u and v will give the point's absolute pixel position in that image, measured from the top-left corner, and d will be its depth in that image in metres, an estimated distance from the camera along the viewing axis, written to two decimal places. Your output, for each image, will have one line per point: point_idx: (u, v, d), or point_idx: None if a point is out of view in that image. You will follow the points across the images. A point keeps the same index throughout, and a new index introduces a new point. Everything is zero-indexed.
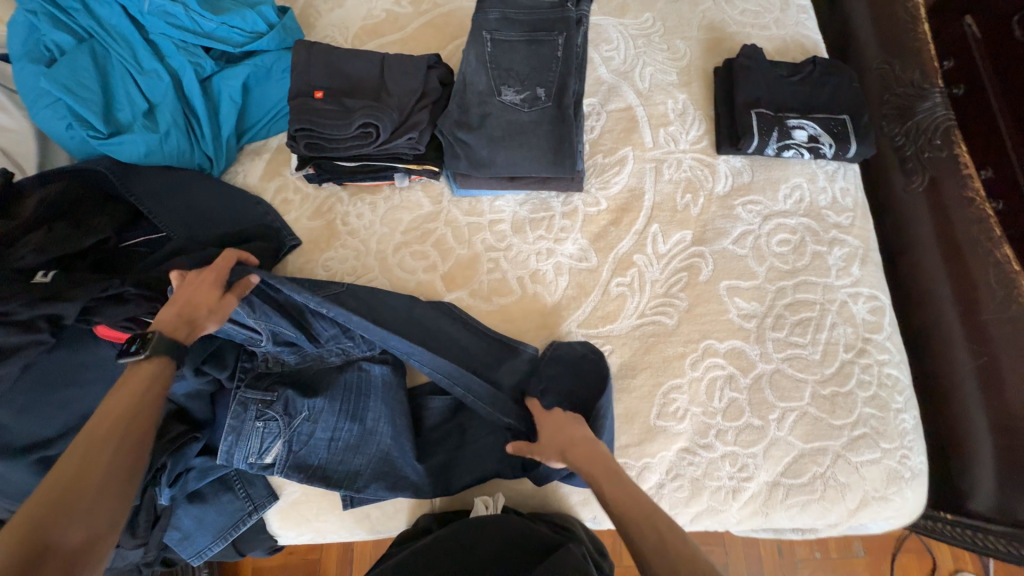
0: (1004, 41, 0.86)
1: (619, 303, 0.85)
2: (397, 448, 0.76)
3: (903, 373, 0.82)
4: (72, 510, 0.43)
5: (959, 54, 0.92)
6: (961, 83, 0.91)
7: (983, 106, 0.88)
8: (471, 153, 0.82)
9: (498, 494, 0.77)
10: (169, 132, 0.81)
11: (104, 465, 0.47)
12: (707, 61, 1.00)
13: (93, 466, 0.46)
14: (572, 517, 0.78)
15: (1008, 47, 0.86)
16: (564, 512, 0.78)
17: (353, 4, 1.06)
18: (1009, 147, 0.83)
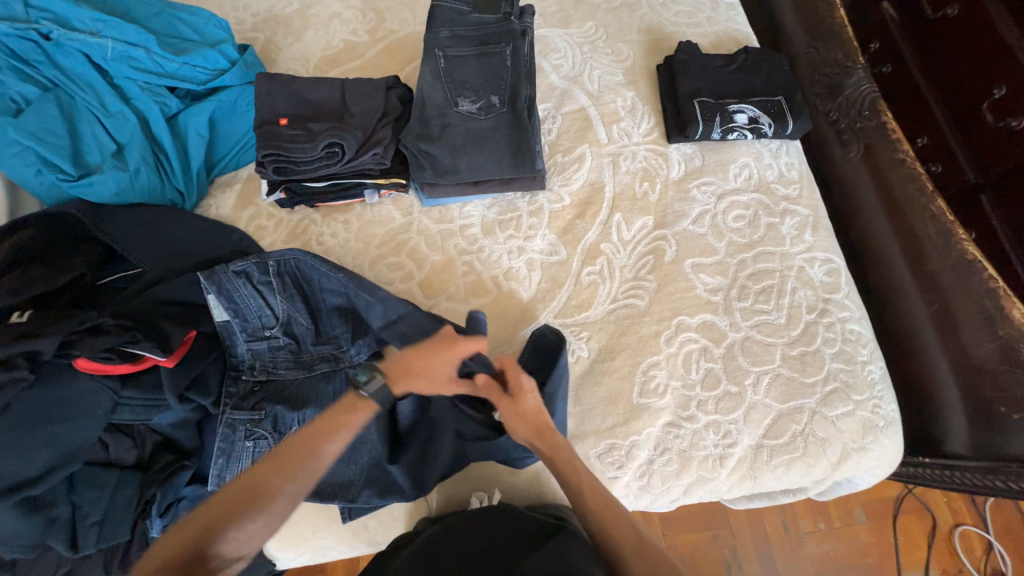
0: (918, 20, 0.95)
1: (591, 291, 0.89)
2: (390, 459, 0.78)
3: (864, 328, 0.87)
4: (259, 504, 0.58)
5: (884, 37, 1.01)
6: (887, 62, 1.01)
7: (909, 82, 0.96)
8: (435, 162, 0.86)
9: (493, 490, 0.80)
10: (138, 170, 0.83)
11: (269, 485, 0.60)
12: (650, 60, 1.07)
13: (271, 480, 0.60)
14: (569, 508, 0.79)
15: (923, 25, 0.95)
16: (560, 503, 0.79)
17: (311, 38, 1.12)
18: (937, 118, 0.91)
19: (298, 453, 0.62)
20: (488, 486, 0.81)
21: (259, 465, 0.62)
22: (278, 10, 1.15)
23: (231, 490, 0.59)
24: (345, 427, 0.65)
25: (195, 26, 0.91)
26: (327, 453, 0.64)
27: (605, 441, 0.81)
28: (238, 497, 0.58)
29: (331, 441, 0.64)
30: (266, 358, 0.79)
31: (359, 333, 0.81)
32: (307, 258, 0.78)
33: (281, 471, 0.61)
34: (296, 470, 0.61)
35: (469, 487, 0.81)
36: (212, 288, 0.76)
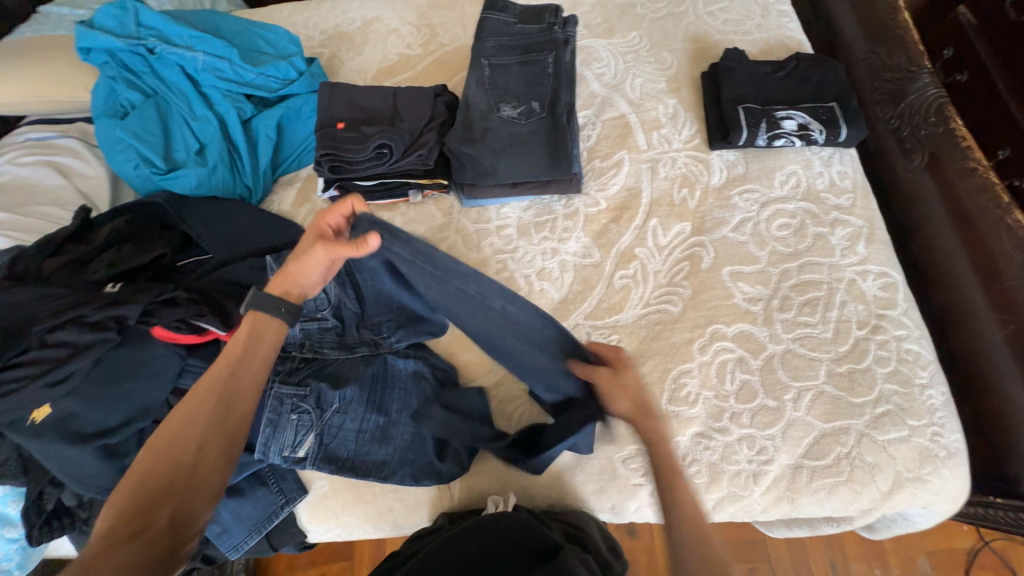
0: (995, 25, 0.86)
1: (623, 294, 0.89)
2: (427, 449, 0.81)
3: (924, 348, 0.80)
4: (191, 440, 0.59)
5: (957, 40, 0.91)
6: (962, 69, 0.90)
7: (988, 91, 0.86)
8: (475, 164, 0.90)
9: (510, 494, 0.79)
10: (215, 167, 0.94)
11: (194, 421, 0.60)
12: (694, 68, 1.06)
13: (195, 416, 0.60)
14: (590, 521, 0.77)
15: (1002, 30, 0.84)
16: (581, 515, 0.77)
17: (371, 52, 1.21)
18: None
19: (210, 385, 0.62)
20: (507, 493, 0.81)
21: (170, 420, 0.60)
22: (343, 28, 1.27)
23: (149, 450, 0.58)
24: (255, 346, 0.66)
25: (271, 42, 1.03)
26: (241, 375, 0.64)
27: (632, 445, 0.79)
28: (163, 451, 0.58)
29: (239, 367, 0.65)
30: (315, 337, 0.89)
31: (405, 326, 0.87)
32: None
33: (200, 407, 0.61)
34: (212, 401, 0.61)
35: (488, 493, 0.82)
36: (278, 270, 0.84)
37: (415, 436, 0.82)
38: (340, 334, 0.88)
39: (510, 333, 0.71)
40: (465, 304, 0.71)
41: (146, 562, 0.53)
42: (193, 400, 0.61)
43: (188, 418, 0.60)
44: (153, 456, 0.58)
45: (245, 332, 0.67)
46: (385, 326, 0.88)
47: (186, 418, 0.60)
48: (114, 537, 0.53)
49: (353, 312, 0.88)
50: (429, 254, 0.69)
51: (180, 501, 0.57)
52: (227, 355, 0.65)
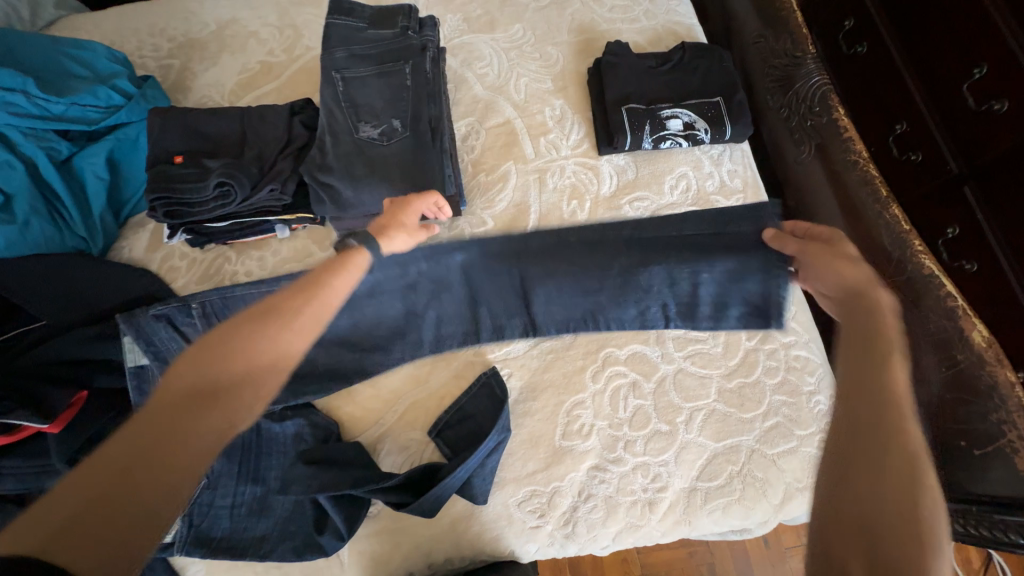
0: None
1: (514, 323, 0.83)
2: (316, 518, 0.74)
3: (813, 353, 0.79)
4: (262, 335, 0.51)
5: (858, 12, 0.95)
6: (864, 41, 0.95)
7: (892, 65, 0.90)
8: (335, 195, 0.79)
9: None
10: (29, 221, 0.80)
11: (275, 320, 0.52)
12: (581, 63, 0.98)
13: (285, 314, 0.53)
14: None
15: None
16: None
17: (228, 61, 1.06)
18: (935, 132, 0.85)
19: (307, 288, 0.55)
20: (404, 564, 0.75)
21: (263, 308, 0.53)
22: (194, 34, 1.10)
23: (190, 363, 0.49)
24: (329, 278, 0.57)
25: (86, 62, 0.87)
26: (313, 305, 0.54)
27: (528, 487, 0.75)
28: (204, 367, 0.49)
29: (328, 281, 0.57)
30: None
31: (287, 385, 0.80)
32: (229, 294, 0.77)
33: (290, 306, 0.53)
34: (299, 305, 0.53)
35: (385, 569, 0.75)
36: (130, 331, 0.74)
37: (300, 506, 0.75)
38: None
39: (610, 247, 0.78)
40: (576, 250, 0.79)
41: (197, 440, 0.46)
42: (286, 294, 0.54)
43: (274, 309, 0.53)
44: (234, 335, 0.51)
45: (347, 254, 0.61)
46: None
47: (274, 309, 0.53)
48: (171, 400, 0.46)
49: None
50: (521, 242, 0.80)
51: (210, 427, 0.47)
52: (329, 265, 0.58)
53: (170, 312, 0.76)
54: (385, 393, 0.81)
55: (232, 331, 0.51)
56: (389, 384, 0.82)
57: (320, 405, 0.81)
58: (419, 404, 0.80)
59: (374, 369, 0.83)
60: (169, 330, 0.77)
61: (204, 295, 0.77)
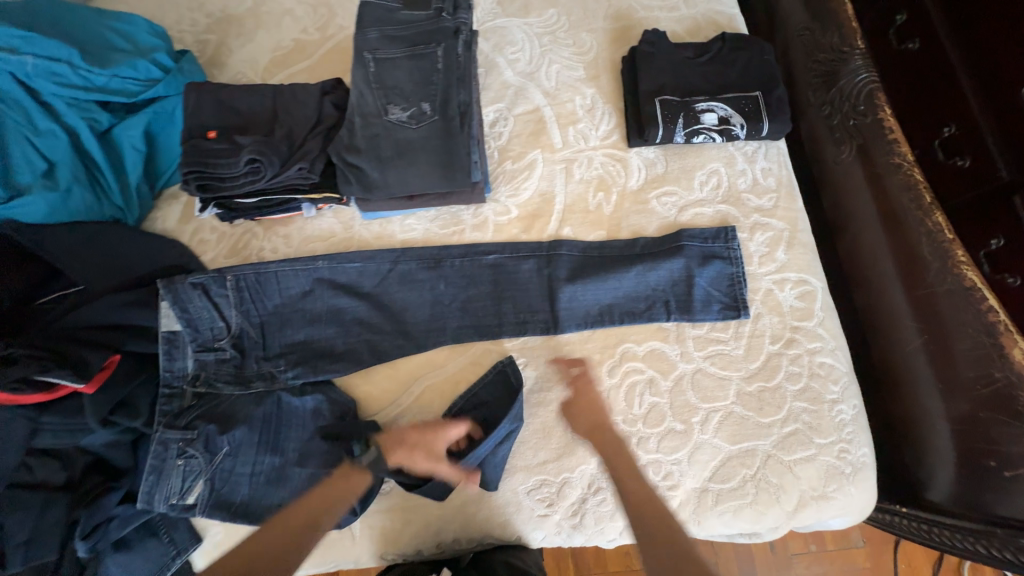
0: None
1: (533, 313, 0.83)
2: None
3: (839, 361, 0.77)
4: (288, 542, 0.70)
5: (913, 5, 0.80)
6: (917, 36, 0.79)
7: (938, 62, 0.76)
8: (363, 176, 0.80)
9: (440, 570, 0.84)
10: (71, 190, 0.82)
11: (293, 545, 0.70)
12: (615, 51, 0.96)
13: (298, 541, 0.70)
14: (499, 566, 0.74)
15: None
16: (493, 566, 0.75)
17: (262, 38, 1.07)
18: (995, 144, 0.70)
19: (310, 520, 0.71)
20: (412, 541, 0.77)
21: (279, 527, 0.71)
22: (231, 9, 1.11)
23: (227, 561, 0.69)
24: (332, 485, 0.74)
25: (126, 34, 0.88)
26: (316, 525, 0.71)
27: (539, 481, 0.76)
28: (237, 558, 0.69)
29: (326, 509, 0.72)
30: (211, 370, 0.82)
31: (308, 361, 0.83)
32: (264, 270, 0.86)
33: (298, 533, 0.71)
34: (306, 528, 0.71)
35: (392, 544, 0.77)
36: (168, 297, 0.80)
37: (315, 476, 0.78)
38: (239, 368, 0.83)
39: (645, 243, 0.83)
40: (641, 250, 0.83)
41: None
42: (297, 515, 0.72)
43: (292, 532, 0.71)
44: (254, 556, 0.69)
45: (344, 479, 0.73)
46: (292, 352, 0.84)
47: (291, 533, 0.71)
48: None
49: (252, 341, 0.85)
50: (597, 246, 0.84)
51: None
52: (328, 487, 0.73)
53: (205, 281, 0.83)
54: (401, 374, 0.82)
55: (266, 551, 0.69)
56: (406, 365, 0.82)
57: (338, 382, 0.83)
58: (435, 387, 0.81)
59: (392, 351, 0.83)
60: (204, 297, 0.82)
61: (238, 269, 0.84)
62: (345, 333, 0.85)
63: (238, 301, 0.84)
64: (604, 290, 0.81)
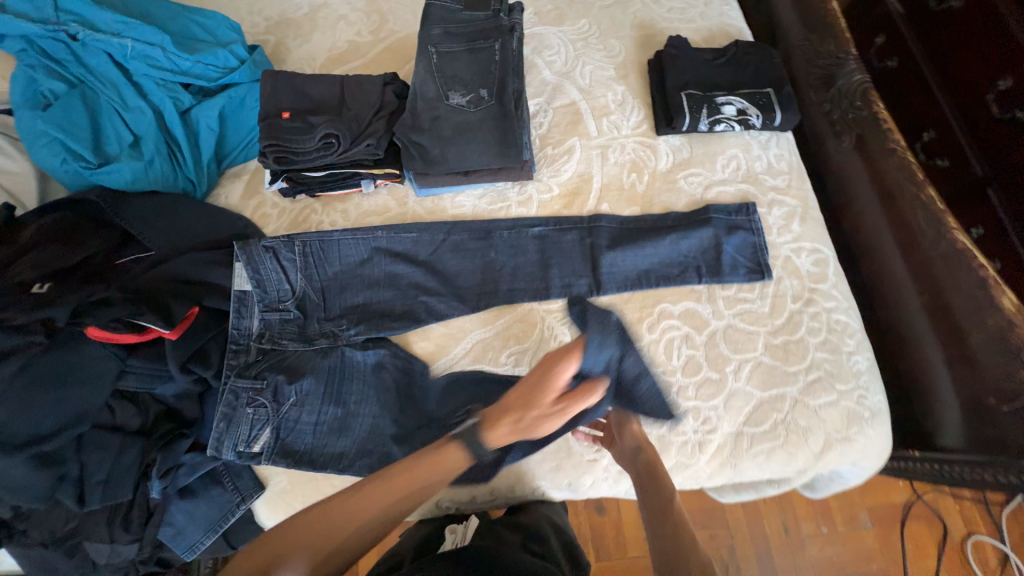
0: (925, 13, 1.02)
1: (576, 278, 0.91)
2: (393, 439, 0.82)
3: (852, 318, 0.86)
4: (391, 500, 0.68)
5: (889, 32, 1.09)
6: (895, 55, 1.08)
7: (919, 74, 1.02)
8: (425, 152, 0.90)
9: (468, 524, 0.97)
10: (153, 159, 0.90)
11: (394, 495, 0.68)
12: (641, 54, 1.09)
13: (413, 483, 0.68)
14: (543, 520, 0.93)
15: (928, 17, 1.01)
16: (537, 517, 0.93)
17: (318, 39, 1.18)
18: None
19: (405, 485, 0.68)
20: (468, 489, 0.84)
21: (376, 482, 0.68)
22: (289, 14, 1.22)
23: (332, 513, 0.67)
24: (450, 455, 0.69)
25: (208, 29, 0.98)
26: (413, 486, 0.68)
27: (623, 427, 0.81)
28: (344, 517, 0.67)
29: (428, 471, 0.69)
30: (275, 329, 0.89)
31: (369, 321, 0.90)
32: (328, 237, 0.93)
33: (392, 495, 0.68)
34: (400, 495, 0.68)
35: (449, 493, 0.84)
36: (243, 258, 0.87)
37: (375, 426, 0.83)
38: (302, 327, 0.90)
39: (671, 219, 0.93)
40: (668, 224, 0.92)
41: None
42: (397, 482, 0.68)
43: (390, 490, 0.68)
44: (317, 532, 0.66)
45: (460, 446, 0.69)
46: (353, 313, 0.91)
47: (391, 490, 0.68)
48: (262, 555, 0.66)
49: (314, 304, 0.92)
50: (637, 219, 0.94)
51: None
52: (431, 453, 0.69)
53: (275, 245, 0.90)
54: (456, 331, 0.89)
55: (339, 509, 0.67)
56: (460, 323, 0.90)
57: (396, 340, 0.89)
58: (487, 344, 0.87)
59: (446, 312, 0.90)
60: (273, 260, 0.89)
61: (303, 236, 0.92)
62: (402, 296, 0.92)
63: (303, 266, 0.91)
64: (646, 256, 0.90)
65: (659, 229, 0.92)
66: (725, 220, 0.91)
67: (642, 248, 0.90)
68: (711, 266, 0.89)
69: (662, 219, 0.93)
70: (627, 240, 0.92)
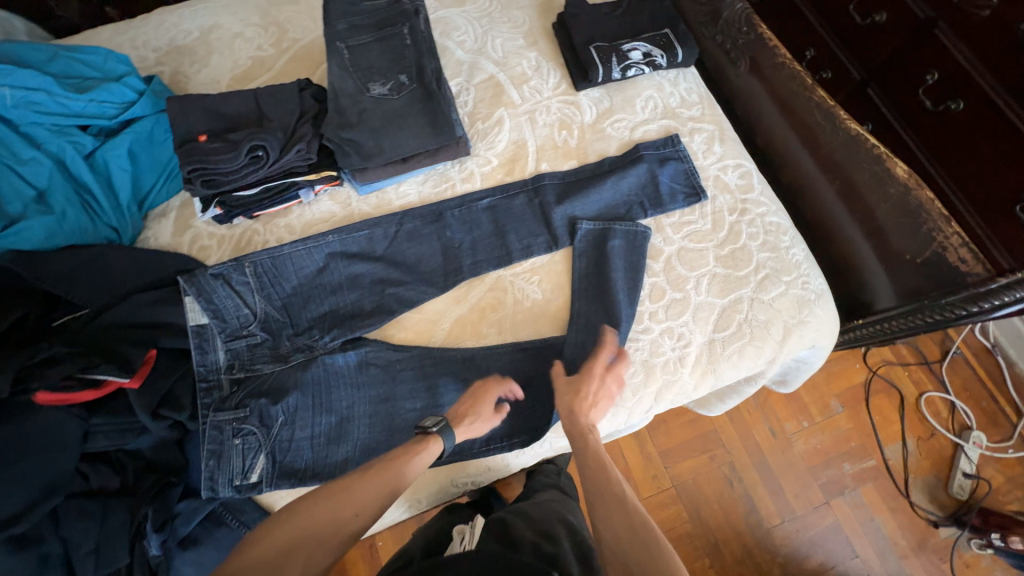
0: None
1: (532, 238, 0.94)
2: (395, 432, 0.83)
3: (782, 218, 0.95)
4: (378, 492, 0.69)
5: None
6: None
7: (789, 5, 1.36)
8: (359, 147, 0.89)
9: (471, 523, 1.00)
10: (65, 211, 0.84)
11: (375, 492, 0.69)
12: (545, 21, 1.13)
13: (396, 474, 0.71)
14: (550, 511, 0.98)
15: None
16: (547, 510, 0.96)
17: (219, 61, 1.13)
18: None
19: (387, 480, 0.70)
20: (482, 463, 0.89)
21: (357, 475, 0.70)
22: (179, 41, 1.16)
23: (279, 542, 0.63)
24: (404, 463, 0.72)
25: (94, 65, 0.92)
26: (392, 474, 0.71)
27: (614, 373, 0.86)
28: (297, 539, 0.64)
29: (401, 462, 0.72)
30: (245, 356, 0.86)
31: (342, 326, 0.88)
32: (277, 252, 0.90)
33: (372, 489, 0.69)
34: (383, 489, 0.70)
35: (463, 470, 0.89)
36: (193, 291, 0.83)
37: (374, 424, 0.83)
38: (274, 347, 0.87)
39: (608, 163, 0.98)
40: (608, 168, 0.98)
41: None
42: (376, 475, 0.70)
43: (369, 484, 0.69)
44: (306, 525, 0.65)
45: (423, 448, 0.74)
46: (324, 321, 0.90)
47: (371, 483, 0.69)
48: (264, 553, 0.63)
49: (281, 323, 0.89)
50: (578, 170, 0.98)
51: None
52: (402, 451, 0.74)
53: (226, 272, 0.87)
54: (431, 314, 0.90)
55: (335, 489, 0.69)
56: (434, 306, 0.91)
57: (374, 337, 0.89)
58: (464, 320, 0.90)
59: (416, 298, 0.90)
60: (228, 287, 0.86)
61: (252, 256, 0.89)
62: (369, 294, 0.91)
63: (260, 287, 0.89)
64: (593, 204, 0.95)
65: (601, 174, 0.97)
66: (657, 153, 0.98)
67: (584, 198, 0.95)
68: (656, 198, 0.95)
69: (602, 164, 0.98)
70: (572, 193, 0.96)
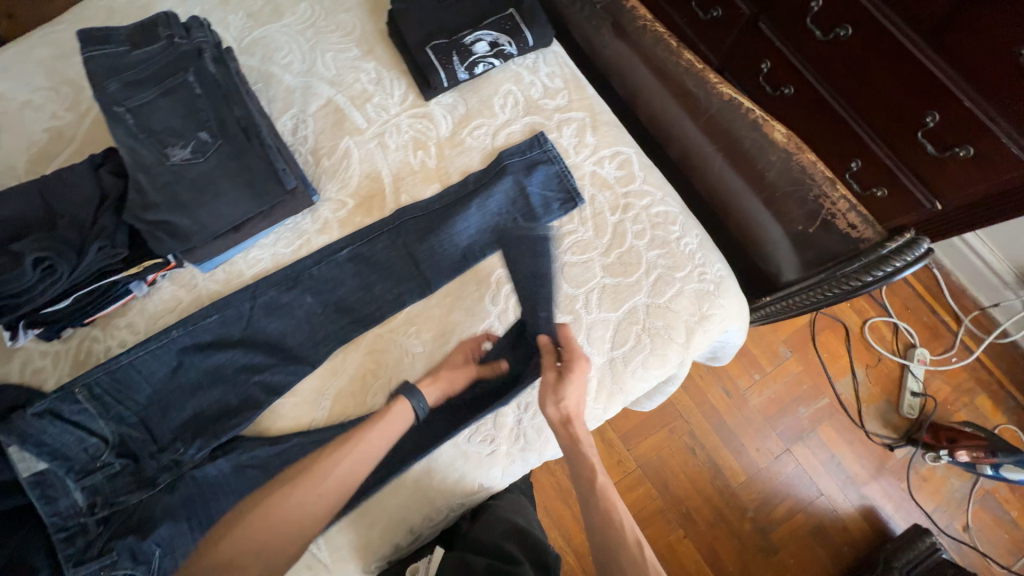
0: None
1: (404, 285, 0.85)
2: None
3: (671, 205, 0.87)
4: (349, 467, 0.71)
5: None
6: None
7: None
8: (174, 229, 0.75)
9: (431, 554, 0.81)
10: None
11: (343, 469, 0.71)
12: (378, 22, 0.99)
13: (359, 453, 0.71)
14: None
15: None
16: None
17: (8, 140, 0.95)
18: None
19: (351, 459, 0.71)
20: (389, 540, 0.76)
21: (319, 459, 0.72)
22: None
23: (255, 527, 0.69)
24: (366, 438, 0.72)
25: None
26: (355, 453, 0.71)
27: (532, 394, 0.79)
28: (275, 520, 0.69)
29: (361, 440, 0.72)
30: (106, 489, 0.76)
31: (208, 430, 0.79)
32: (110, 364, 0.78)
33: (339, 466, 0.71)
34: (346, 465, 0.71)
35: (371, 555, 0.76)
36: (13, 441, 0.71)
37: None
38: (138, 470, 0.77)
39: (470, 182, 0.87)
40: (471, 187, 0.87)
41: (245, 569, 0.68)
42: (338, 454, 0.71)
43: (333, 464, 0.71)
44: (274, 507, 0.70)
45: (394, 416, 0.73)
46: (189, 428, 0.80)
47: (334, 463, 0.71)
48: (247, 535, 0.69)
49: (140, 441, 0.79)
50: (438, 195, 0.87)
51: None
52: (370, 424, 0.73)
53: (56, 404, 0.75)
54: (308, 394, 0.81)
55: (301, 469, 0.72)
56: (309, 384, 0.82)
57: (250, 433, 0.80)
58: (345, 394, 0.81)
59: (289, 382, 0.81)
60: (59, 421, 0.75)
61: (81, 379, 0.77)
62: (233, 388, 0.81)
63: (101, 410, 0.78)
64: (461, 231, 0.85)
65: (464, 196, 0.86)
66: (522, 158, 0.87)
67: (450, 226, 0.85)
68: (529, 210, 0.85)
69: (465, 183, 0.87)
70: (438, 223, 0.85)
